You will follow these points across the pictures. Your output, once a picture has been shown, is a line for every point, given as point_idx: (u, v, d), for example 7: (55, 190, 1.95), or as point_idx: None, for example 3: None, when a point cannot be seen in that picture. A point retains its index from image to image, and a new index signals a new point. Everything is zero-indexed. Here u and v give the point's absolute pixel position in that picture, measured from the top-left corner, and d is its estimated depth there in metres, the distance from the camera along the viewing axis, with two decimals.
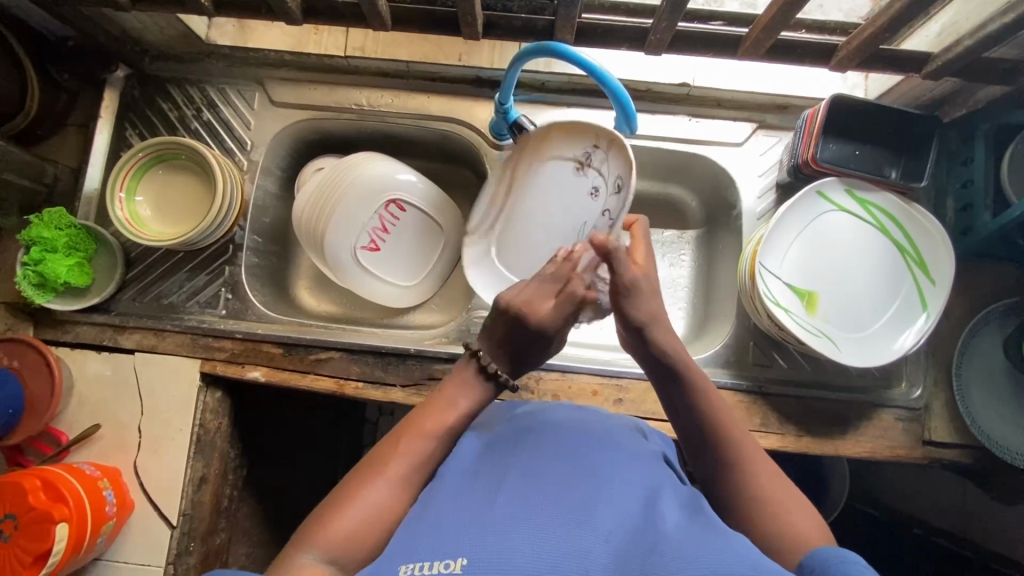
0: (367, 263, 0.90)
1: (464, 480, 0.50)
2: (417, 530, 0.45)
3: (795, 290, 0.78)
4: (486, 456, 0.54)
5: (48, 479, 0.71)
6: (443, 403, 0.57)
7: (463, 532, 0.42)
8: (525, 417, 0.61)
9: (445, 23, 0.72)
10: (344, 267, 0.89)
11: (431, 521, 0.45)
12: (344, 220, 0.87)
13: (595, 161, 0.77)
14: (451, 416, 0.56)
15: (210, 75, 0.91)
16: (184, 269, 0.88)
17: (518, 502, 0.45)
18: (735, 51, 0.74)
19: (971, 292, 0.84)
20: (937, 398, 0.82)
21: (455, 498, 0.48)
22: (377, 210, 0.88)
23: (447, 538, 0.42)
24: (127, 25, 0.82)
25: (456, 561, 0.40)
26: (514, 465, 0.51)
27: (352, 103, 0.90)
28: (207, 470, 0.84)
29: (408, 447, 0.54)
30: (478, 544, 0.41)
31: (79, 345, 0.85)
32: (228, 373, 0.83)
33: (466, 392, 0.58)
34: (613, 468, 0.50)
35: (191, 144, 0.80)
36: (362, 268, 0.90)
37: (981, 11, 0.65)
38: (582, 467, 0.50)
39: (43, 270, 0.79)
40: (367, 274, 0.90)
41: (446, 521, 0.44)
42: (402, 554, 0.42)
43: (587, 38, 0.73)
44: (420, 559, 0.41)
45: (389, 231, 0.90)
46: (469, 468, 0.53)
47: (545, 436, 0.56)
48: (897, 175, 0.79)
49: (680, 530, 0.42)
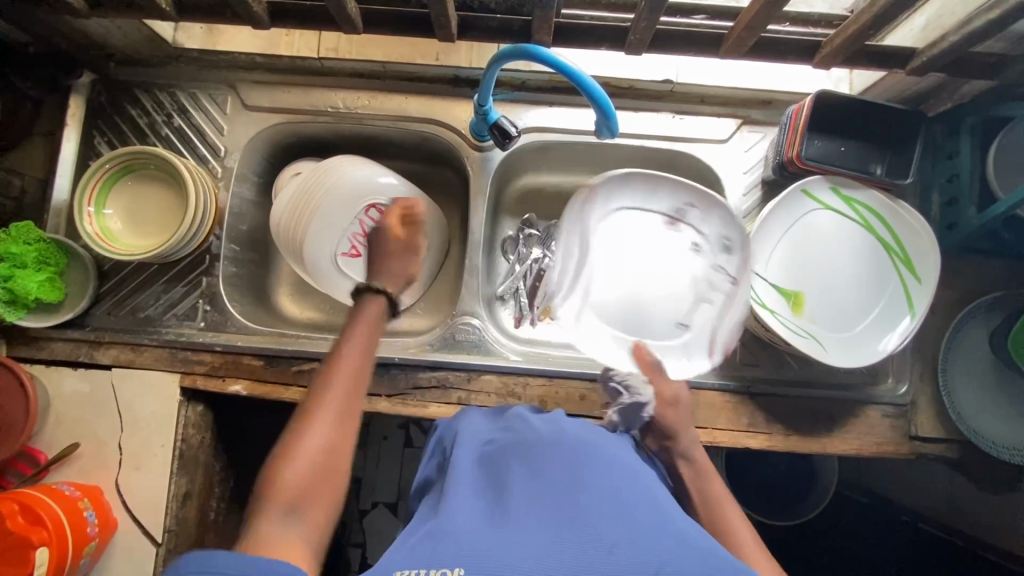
0: (349, 271, 0.88)
1: (463, 491, 0.51)
2: (418, 540, 0.46)
3: (782, 291, 0.77)
4: (490, 466, 0.55)
5: (27, 503, 0.69)
6: (357, 340, 0.59)
7: (463, 543, 0.43)
8: (520, 428, 0.61)
9: (419, 25, 0.70)
10: (328, 280, 0.88)
11: (431, 529, 0.46)
12: (319, 226, 0.85)
13: (690, 219, 0.76)
14: (364, 350, 0.59)
15: (179, 79, 0.88)
16: (160, 281, 0.86)
17: (520, 514, 0.45)
18: (718, 49, 0.72)
19: (957, 286, 0.84)
20: (923, 394, 0.82)
21: (460, 508, 0.48)
22: (357, 216, 0.87)
23: (446, 547, 0.43)
24: (89, 30, 0.79)
25: (453, 571, 0.40)
26: (515, 473, 0.51)
27: (327, 105, 0.88)
28: (191, 485, 0.83)
29: (338, 379, 0.56)
30: (475, 554, 0.42)
31: (55, 363, 0.83)
32: (209, 387, 0.82)
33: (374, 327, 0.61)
34: (617, 478, 0.50)
35: (162, 154, 0.77)
36: (343, 274, 0.88)
37: (966, 4, 0.64)
38: (579, 472, 0.50)
39: (12, 288, 0.77)
40: (351, 280, 0.89)
41: (449, 532, 0.45)
42: (403, 561, 0.43)
43: (566, 38, 0.71)
44: (416, 567, 0.41)
45: (369, 236, 0.88)
46: (471, 480, 0.53)
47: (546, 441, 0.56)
48: (882, 171, 0.78)
49: (682, 547, 0.42)
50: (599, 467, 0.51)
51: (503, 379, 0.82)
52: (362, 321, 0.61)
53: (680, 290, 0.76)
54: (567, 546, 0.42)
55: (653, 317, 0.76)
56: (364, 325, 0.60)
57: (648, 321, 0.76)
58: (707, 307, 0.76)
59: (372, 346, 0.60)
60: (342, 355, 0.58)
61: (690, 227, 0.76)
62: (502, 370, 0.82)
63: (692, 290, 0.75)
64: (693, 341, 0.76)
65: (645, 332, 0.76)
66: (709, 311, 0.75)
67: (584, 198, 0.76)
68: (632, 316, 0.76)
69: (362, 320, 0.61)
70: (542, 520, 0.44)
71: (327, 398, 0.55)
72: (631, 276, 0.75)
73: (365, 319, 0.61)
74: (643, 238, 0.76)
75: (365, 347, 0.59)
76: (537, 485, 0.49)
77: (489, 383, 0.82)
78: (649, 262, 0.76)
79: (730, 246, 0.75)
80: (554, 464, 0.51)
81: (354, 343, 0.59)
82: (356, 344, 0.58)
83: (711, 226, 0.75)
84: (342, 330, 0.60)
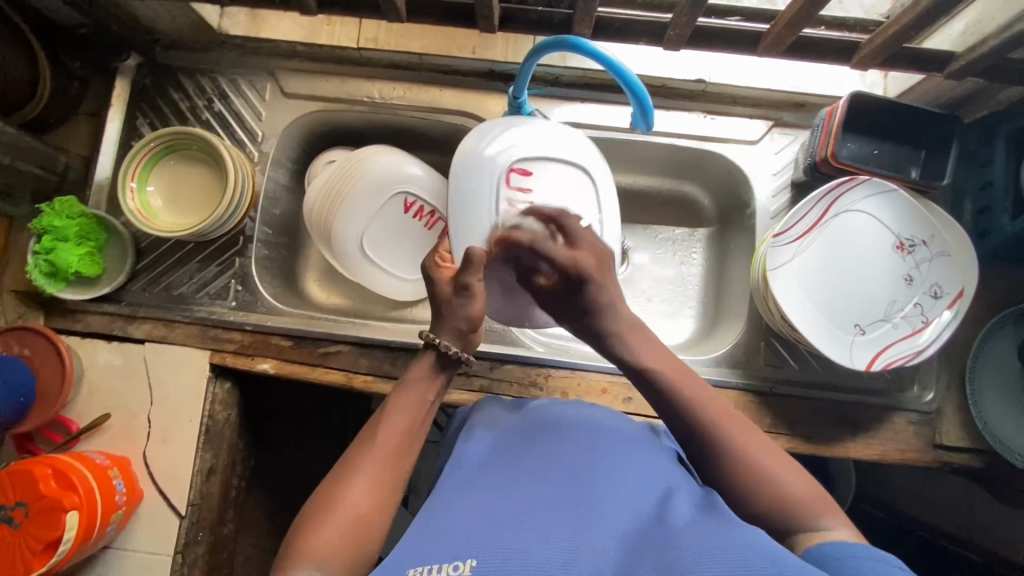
0: (516, 271, 0.68)
1: (472, 483, 0.50)
2: (426, 533, 0.44)
3: (812, 291, 0.76)
4: (500, 457, 0.54)
5: (59, 467, 0.71)
6: (405, 396, 0.59)
7: (475, 535, 0.42)
8: (534, 420, 0.60)
9: (461, 16, 0.72)
10: (499, 296, 0.69)
11: (439, 524, 0.45)
12: (463, 219, 0.68)
13: (919, 250, 0.76)
14: (418, 413, 0.59)
15: (221, 65, 0.91)
16: (194, 260, 0.88)
17: (528, 504, 0.45)
18: (755, 48, 0.72)
19: (987, 295, 0.83)
20: (949, 402, 0.81)
21: (467, 502, 0.47)
22: (499, 194, 0.68)
23: (456, 540, 0.42)
24: (140, 13, 0.81)
25: (465, 562, 0.39)
26: (524, 467, 0.51)
27: (363, 95, 0.90)
28: (215, 460, 0.84)
29: (375, 446, 0.55)
30: (489, 546, 0.40)
31: (90, 335, 0.85)
32: (238, 365, 0.83)
33: (425, 386, 0.60)
34: (625, 468, 0.50)
35: (204, 136, 0.80)
36: (510, 278, 0.68)
37: (1008, 10, 0.64)
38: (591, 465, 0.49)
39: (54, 259, 0.79)
40: (522, 284, 0.69)
41: (456, 527, 0.44)
42: (412, 558, 0.41)
43: (604, 33, 0.72)
44: (427, 562, 0.40)
45: (529, 218, 0.66)
46: (480, 471, 0.52)
47: (559, 435, 0.55)
48: (916, 175, 0.78)
49: (693, 526, 0.42)
50: (606, 457, 0.51)
51: (526, 369, 0.83)
52: (409, 382, 0.61)
53: (882, 293, 0.76)
54: (577, 534, 0.41)
55: (856, 305, 0.76)
56: (410, 387, 0.60)
57: (835, 312, 0.76)
58: (895, 320, 0.75)
59: (427, 403, 0.60)
60: (395, 412, 0.58)
61: (921, 256, 0.76)
62: (525, 361, 0.83)
63: (900, 294, 0.76)
64: (855, 340, 0.75)
65: (793, 304, 0.75)
66: (889, 331, 0.75)
67: (846, 183, 0.74)
68: (835, 304, 0.76)
69: (413, 375, 0.61)
70: (550, 510, 0.44)
71: (377, 447, 0.55)
72: (843, 295, 0.76)
73: (417, 377, 0.61)
74: (875, 255, 0.77)
75: (418, 401, 0.59)
76: (550, 477, 0.48)
77: (512, 373, 0.83)
78: (863, 261, 0.77)
79: (945, 257, 0.75)
80: (560, 458, 0.51)
81: (402, 397, 0.59)
82: (411, 398, 0.59)
83: (937, 272, 0.75)
84: (394, 390, 0.61)
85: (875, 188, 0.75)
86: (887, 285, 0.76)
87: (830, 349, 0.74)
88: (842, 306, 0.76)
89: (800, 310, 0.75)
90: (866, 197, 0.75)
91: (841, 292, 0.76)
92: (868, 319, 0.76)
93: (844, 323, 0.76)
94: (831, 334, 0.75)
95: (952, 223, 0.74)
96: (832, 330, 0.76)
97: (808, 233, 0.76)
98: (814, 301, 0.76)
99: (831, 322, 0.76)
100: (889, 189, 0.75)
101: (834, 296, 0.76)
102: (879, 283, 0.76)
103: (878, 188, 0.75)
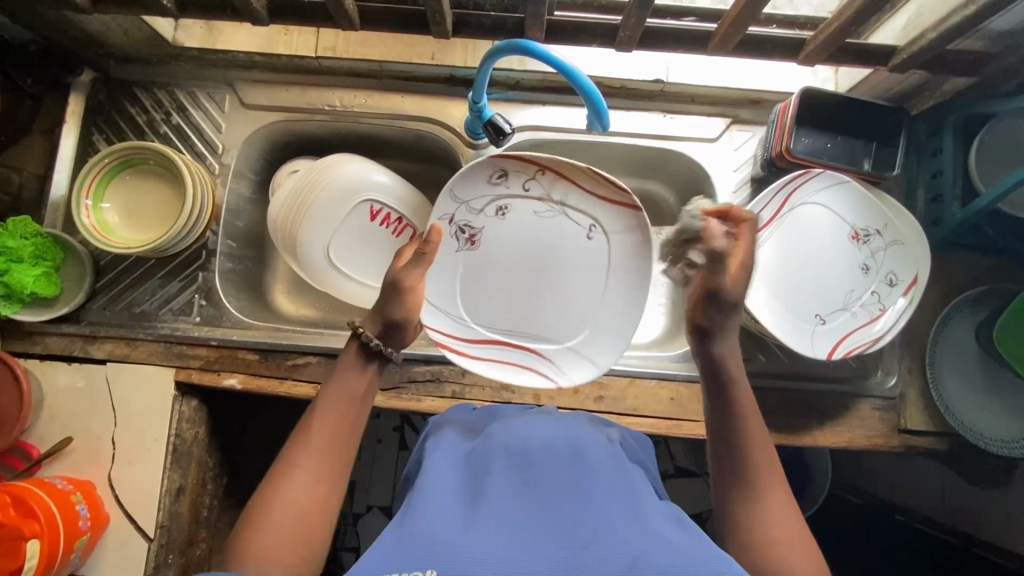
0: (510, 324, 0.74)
1: (438, 496, 0.49)
2: (389, 543, 0.43)
3: (773, 284, 0.78)
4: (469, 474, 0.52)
5: (18, 494, 0.69)
6: (333, 394, 0.58)
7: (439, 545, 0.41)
8: (500, 433, 0.59)
9: (416, 22, 0.72)
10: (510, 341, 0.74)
11: (405, 532, 0.44)
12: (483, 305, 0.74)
13: (875, 243, 0.78)
14: (350, 407, 0.58)
15: (177, 78, 0.90)
16: (156, 275, 0.86)
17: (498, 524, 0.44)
18: (705, 47, 0.74)
19: (944, 281, 0.85)
20: (912, 386, 0.83)
21: (434, 512, 0.46)
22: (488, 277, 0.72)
23: (419, 550, 0.41)
24: (90, 28, 0.80)
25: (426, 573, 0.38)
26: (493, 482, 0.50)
27: (324, 104, 0.89)
28: (184, 480, 0.82)
29: (311, 438, 0.54)
30: (452, 557, 0.40)
31: (49, 357, 0.83)
32: (203, 381, 0.82)
33: (355, 374, 0.60)
34: (594, 482, 0.49)
35: (158, 148, 0.79)
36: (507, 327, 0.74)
37: (943, 4, 0.66)
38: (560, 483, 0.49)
39: (9, 281, 0.77)
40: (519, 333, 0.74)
41: (420, 535, 0.42)
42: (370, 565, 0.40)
43: (558, 36, 0.72)
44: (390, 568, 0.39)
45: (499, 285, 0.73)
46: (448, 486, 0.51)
47: (528, 452, 0.54)
48: (869, 166, 0.80)
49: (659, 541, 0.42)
50: (574, 471, 0.51)
51: None
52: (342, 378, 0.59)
53: (841, 284, 0.78)
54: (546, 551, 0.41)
55: (814, 294, 0.78)
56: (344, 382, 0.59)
57: (795, 303, 0.77)
58: (854, 311, 0.77)
59: (359, 397, 0.59)
60: (327, 407, 0.57)
61: (875, 246, 0.78)
62: None
63: (858, 285, 0.77)
64: (816, 331, 0.77)
65: (756, 296, 0.76)
66: (848, 319, 0.77)
67: (802, 176, 0.76)
68: (795, 296, 0.77)
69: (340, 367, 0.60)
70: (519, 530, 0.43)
71: (313, 442, 0.54)
72: (804, 287, 0.78)
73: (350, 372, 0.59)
74: (834, 248, 0.78)
75: (352, 394, 0.58)
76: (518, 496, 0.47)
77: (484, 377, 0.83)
78: (820, 252, 0.78)
79: (899, 244, 0.77)
80: (529, 475, 0.50)
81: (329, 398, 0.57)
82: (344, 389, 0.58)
83: (893, 262, 0.77)
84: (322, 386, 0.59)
85: (827, 182, 0.77)
86: (846, 277, 0.78)
87: (793, 340, 0.75)
88: (803, 299, 0.77)
89: (761, 302, 0.76)
90: (822, 189, 0.77)
91: (802, 284, 0.78)
92: (828, 309, 0.77)
93: (806, 315, 0.77)
94: (792, 326, 0.76)
95: (907, 213, 0.76)
96: (793, 322, 0.77)
97: (767, 225, 0.78)
98: (775, 293, 0.77)
99: (792, 314, 0.77)
100: (845, 179, 0.77)
101: (795, 291, 0.78)
102: (839, 276, 0.78)
103: (834, 180, 0.77)
